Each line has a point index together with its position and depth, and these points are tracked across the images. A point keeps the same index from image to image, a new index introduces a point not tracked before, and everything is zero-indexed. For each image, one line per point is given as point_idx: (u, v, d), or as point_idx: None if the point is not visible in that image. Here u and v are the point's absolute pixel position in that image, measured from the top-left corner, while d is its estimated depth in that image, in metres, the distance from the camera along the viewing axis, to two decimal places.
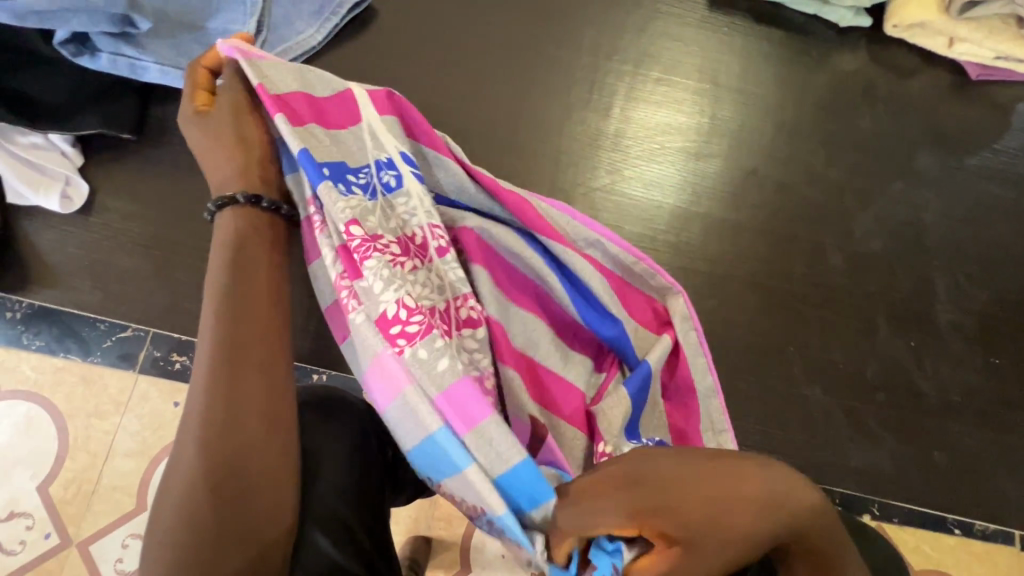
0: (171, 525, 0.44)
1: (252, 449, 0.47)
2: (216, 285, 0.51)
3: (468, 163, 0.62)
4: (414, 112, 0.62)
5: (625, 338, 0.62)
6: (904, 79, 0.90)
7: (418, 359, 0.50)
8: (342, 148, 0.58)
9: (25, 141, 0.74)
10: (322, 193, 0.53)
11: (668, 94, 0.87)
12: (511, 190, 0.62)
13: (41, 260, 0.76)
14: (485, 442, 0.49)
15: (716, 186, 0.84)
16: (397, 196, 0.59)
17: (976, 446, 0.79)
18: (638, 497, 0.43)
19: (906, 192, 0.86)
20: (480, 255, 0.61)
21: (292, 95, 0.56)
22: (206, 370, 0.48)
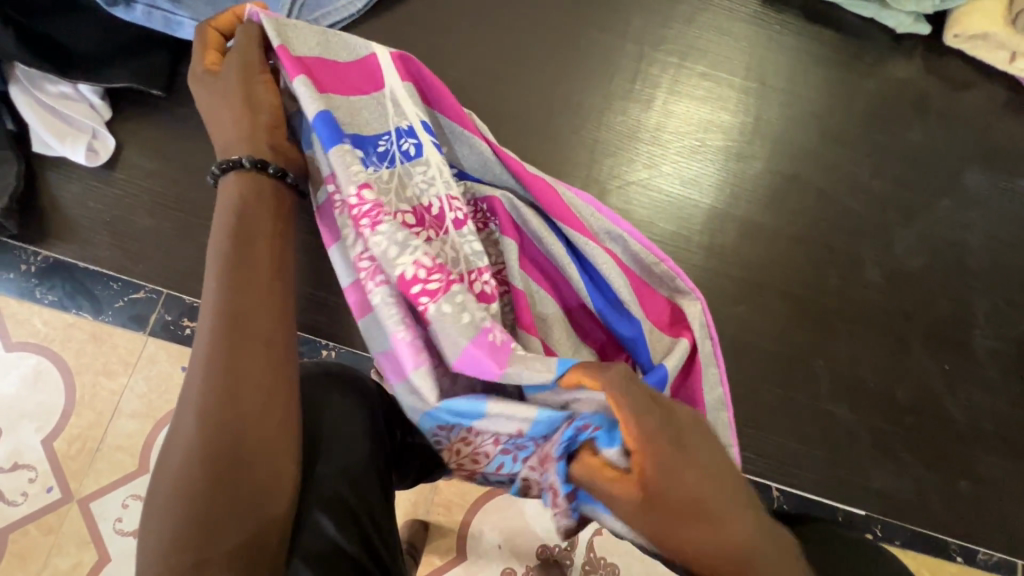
0: (170, 492, 0.43)
1: (250, 422, 0.46)
2: (220, 250, 0.50)
3: (495, 142, 0.61)
4: (433, 79, 0.60)
5: (643, 338, 0.59)
6: (960, 92, 0.86)
7: (443, 314, 0.51)
8: (362, 115, 0.57)
9: (54, 91, 0.72)
10: (337, 157, 0.52)
11: (711, 89, 0.84)
12: (536, 174, 0.61)
13: (61, 213, 0.75)
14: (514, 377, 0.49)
15: (755, 188, 0.81)
16: (416, 164, 0.58)
17: (1004, 477, 0.77)
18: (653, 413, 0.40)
19: (951, 210, 0.83)
20: (512, 230, 0.60)
21: (308, 58, 0.56)
22: (206, 342, 0.47)
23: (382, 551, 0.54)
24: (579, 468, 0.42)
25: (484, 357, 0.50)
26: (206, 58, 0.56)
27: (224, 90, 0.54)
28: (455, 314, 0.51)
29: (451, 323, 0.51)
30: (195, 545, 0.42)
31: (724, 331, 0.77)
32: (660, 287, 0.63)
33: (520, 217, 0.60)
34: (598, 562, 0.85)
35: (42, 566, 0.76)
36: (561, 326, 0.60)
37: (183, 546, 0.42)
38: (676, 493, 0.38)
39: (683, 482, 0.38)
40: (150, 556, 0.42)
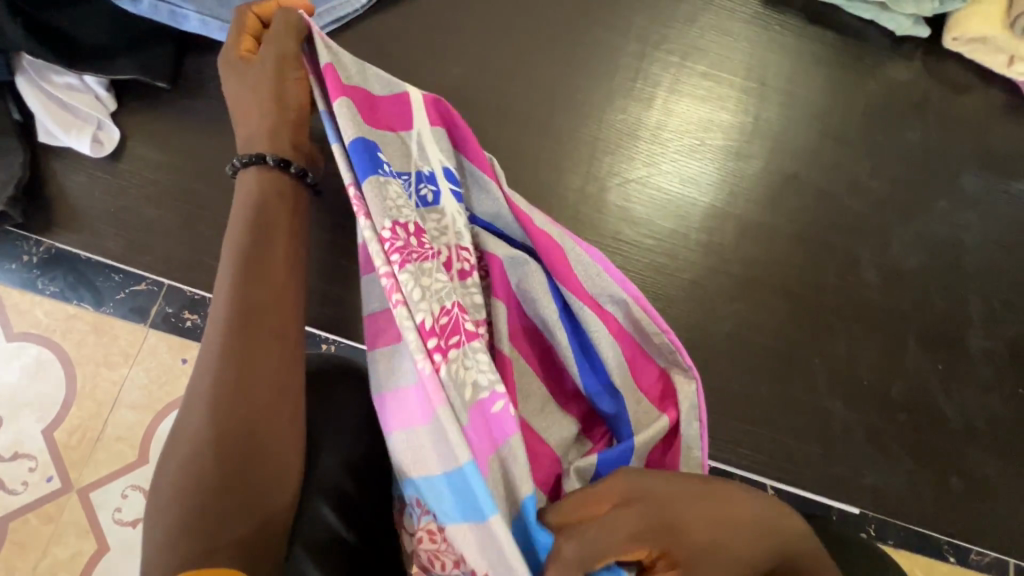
0: (179, 478, 0.44)
1: (259, 414, 0.47)
2: (236, 244, 0.51)
3: (508, 190, 0.58)
4: (463, 125, 0.61)
5: (624, 414, 0.56)
6: (959, 94, 0.87)
7: (454, 378, 0.47)
8: (389, 148, 0.57)
9: (60, 82, 0.72)
10: (367, 189, 0.49)
11: (712, 88, 0.84)
12: (544, 228, 0.56)
13: (68, 204, 0.74)
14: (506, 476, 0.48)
15: (754, 187, 0.82)
16: (431, 211, 0.58)
17: (996, 475, 0.78)
18: (641, 515, 0.44)
19: (948, 211, 0.84)
20: (504, 293, 0.57)
21: (354, 82, 0.56)
22: (218, 337, 0.48)
23: (380, 538, 0.55)
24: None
25: (479, 445, 0.47)
26: (240, 52, 0.57)
27: (256, 83, 0.55)
28: (462, 379, 0.47)
29: (455, 391, 0.47)
30: (201, 533, 0.43)
31: (722, 329, 0.78)
32: (655, 356, 0.58)
33: (518, 276, 0.57)
34: None
35: (41, 556, 0.77)
36: (540, 393, 0.59)
37: (190, 535, 0.43)
38: (701, 553, 0.44)
39: (697, 538, 0.44)
40: (158, 545, 0.43)
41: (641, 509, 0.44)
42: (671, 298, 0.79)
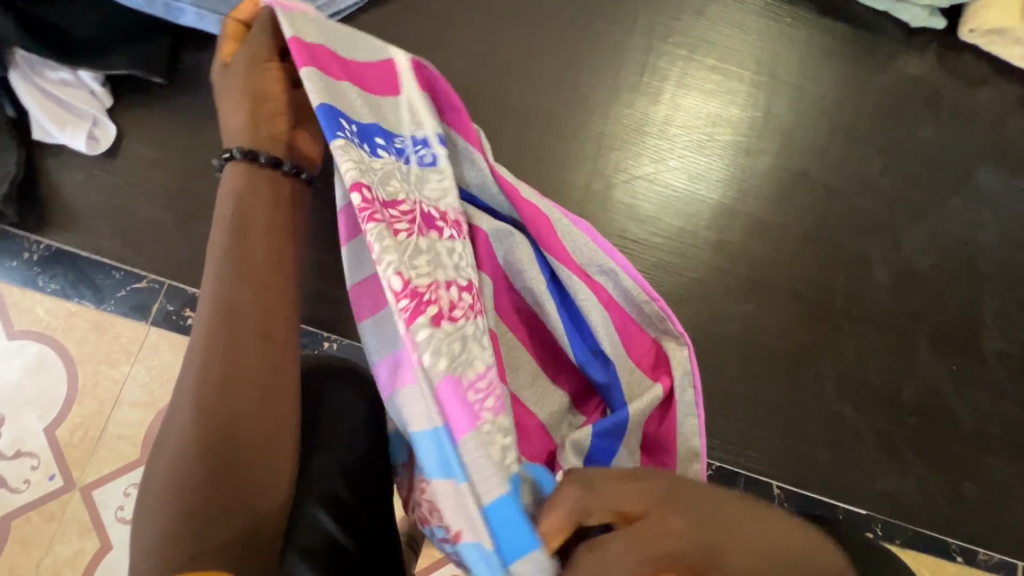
0: (163, 485, 0.43)
1: (246, 416, 0.46)
2: (218, 244, 0.51)
3: (491, 160, 0.57)
4: (446, 86, 0.58)
5: (615, 382, 0.57)
6: (974, 88, 0.85)
7: (419, 342, 0.46)
8: (383, 111, 0.56)
9: (55, 77, 0.70)
10: (336, 150, 0.48)
11: (719, 82, 0.82)
12: (529, 198, 0.56)
13: (62, 201, 0.72)
14: (480, 461, 0.47)
15: (764, 184, 0.80)
16: (431, 171, 0.56)
17: (1009, 481, 0.76)
18: (671, 527, 0.41)
19: (963, 209, 0.82)
20: (488, 265, 0.58)
21: (318, 47, 0.53)
22: (206, 337, 0.47)
23: (378, 546, 0.53)
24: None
25: (452, 412, 0.47)
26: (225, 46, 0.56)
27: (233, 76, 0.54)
28: (435, 349, 0.47)
29: (427, 356, 0.46)
30: (186, 543, 0.42)
31: (729, 329, 0.77)
32: (647, 327, 0.57)
33: (505, 249, 0.57)
34: None
35: (44, 554, 0.76)
36: (529, 367, 0.59)
37: (176, 542, 0.42)
38: None
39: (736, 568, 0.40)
40: (144, 551, 0.42)
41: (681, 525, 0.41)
42: (678, 298, 0.77)
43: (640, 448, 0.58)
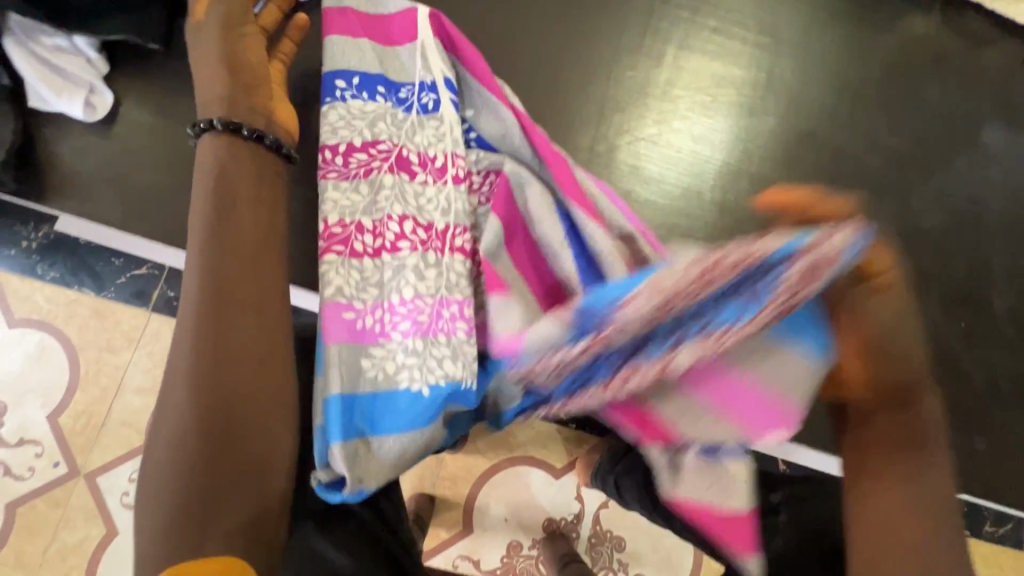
0: (162, 468, 0.43)
1: (244, 387, 0.47)
2: (200, 221, 0.51)
3: (518, 108, 0.65)
4: (462, 44, 0.68)
5: None
6: (979, 47, 0.84)
7: (330, 265, 0.62)
8: (398, 61, 0.68)
9: (49, 43, 0.68)
10: (327, 110, 0.65)
11: (722, 44, 0.81)
12: (557, 150, 0.64)
13: (58, 170, 0.69)
14: (333, 365, 0.58)
15: (768, 145, 0.79)
16: (431, 118, 0.67)
17: (1019, 435, 0.76)
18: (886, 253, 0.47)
19: (970, 167, 0.81)
20: (501, 202, 0.65)
21: (347, 13, 0.69)
22: (198, 294, 0.48)
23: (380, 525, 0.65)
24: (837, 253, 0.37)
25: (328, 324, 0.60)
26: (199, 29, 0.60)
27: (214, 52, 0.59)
28: (340, 274, 0.62)
29: (330, 274, 0.61)
30: (191, 525, 0.41)
31: None
32: None
33: (522, 197, 0.65)
34: (604, 535, 1.36)
35: None
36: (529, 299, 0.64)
37: (177, 526, 0.41)
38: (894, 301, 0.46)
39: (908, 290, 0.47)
40: (146, 537, 0.41)
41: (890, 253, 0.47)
42: None
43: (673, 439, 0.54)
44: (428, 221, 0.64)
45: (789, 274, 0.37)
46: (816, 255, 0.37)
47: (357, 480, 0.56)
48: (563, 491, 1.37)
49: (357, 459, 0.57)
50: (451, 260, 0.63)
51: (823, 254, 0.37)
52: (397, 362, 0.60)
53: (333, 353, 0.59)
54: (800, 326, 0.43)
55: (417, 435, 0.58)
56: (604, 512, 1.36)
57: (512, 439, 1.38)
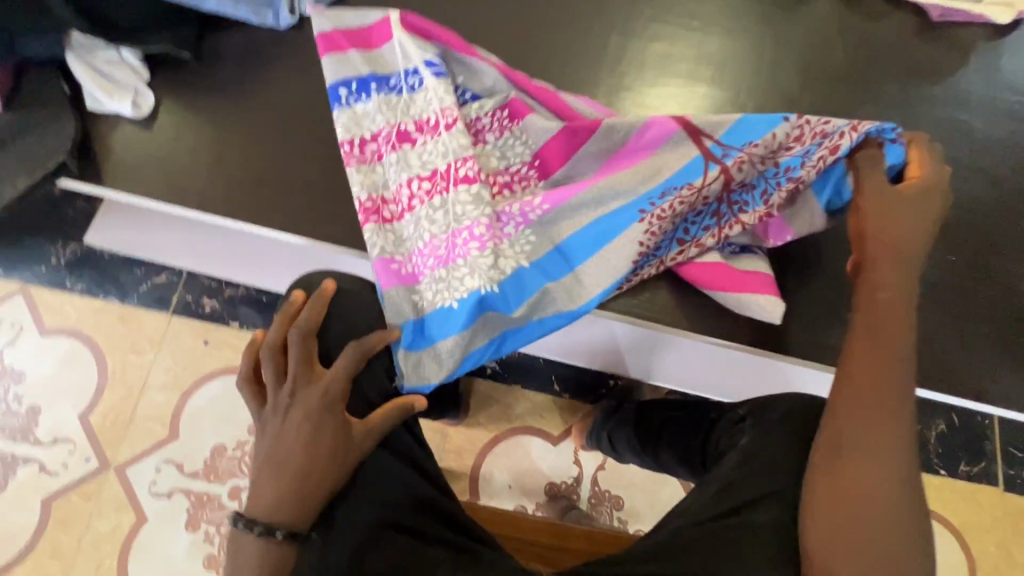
0: (267, 518, 0.63)
1: (317, 470, 0.64)
2: (299, 378, 0.67)
3: (495, 62, 0.83)
4: (428, 27, 0.83)
5: (626, 209, 0.77)
6: (874, 19, 1.00)
7: (368, 232, 0.80)
8: (385, 59, 0.86)
9: (104, 57, 0.84)
10: (337, 116, 0.84)
11: (659, 28, 0.97)
12: (541, 85, 0.83)
13: (114, 159, 0.85)
14: (390, 301, 0.78)
15: (706, 106, 0.95)
16: (418, 93, 0.83)
17: (935, 328, 0.89)
18: (927, 198, 0.69)
19: (874, 115, 0.96)
20: (521, 113, 0.83)
21: (332, 33, 0.86)
22: (302, 400, 0.66)
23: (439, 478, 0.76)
24: (878, 150, 0.72)
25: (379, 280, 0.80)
26: (246, 387, 0.69)
27: (285, 446, 0.64)
28: (378, 234, 0.80)
29: (369, 237, 0.80)
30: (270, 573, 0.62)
31: None
32: (663, 146, 0.78)
33: (526, 122, 0.82)
34: (603, 495, 1.43)
35: None
36: (561, 175, 0.83)
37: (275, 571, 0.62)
38: (895, 198, 0.69)
39: (913, 206, 0.69)
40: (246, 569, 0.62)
41: (928, 187, 0.70)
42: None
43: (728, 268, 0.82)
44: (438, 168, 0.80)
45: (823, 152, 0.73)
46: (853, 132, 0.72)
47: (421, 379, 0.79)
48: (562, 457, 1.44)
49: (415, 367, 0.78)
50: (459, 191, 0.78)
51: (844, 137, 0.73)
52: (433, 291, 0.78)
53: (384, 295, 0.78)
54: (820, 187, 0.77)
55: (458, 337, 0.77)
56: (603, 474, 1.43)
57: (512, 411, 1.46)
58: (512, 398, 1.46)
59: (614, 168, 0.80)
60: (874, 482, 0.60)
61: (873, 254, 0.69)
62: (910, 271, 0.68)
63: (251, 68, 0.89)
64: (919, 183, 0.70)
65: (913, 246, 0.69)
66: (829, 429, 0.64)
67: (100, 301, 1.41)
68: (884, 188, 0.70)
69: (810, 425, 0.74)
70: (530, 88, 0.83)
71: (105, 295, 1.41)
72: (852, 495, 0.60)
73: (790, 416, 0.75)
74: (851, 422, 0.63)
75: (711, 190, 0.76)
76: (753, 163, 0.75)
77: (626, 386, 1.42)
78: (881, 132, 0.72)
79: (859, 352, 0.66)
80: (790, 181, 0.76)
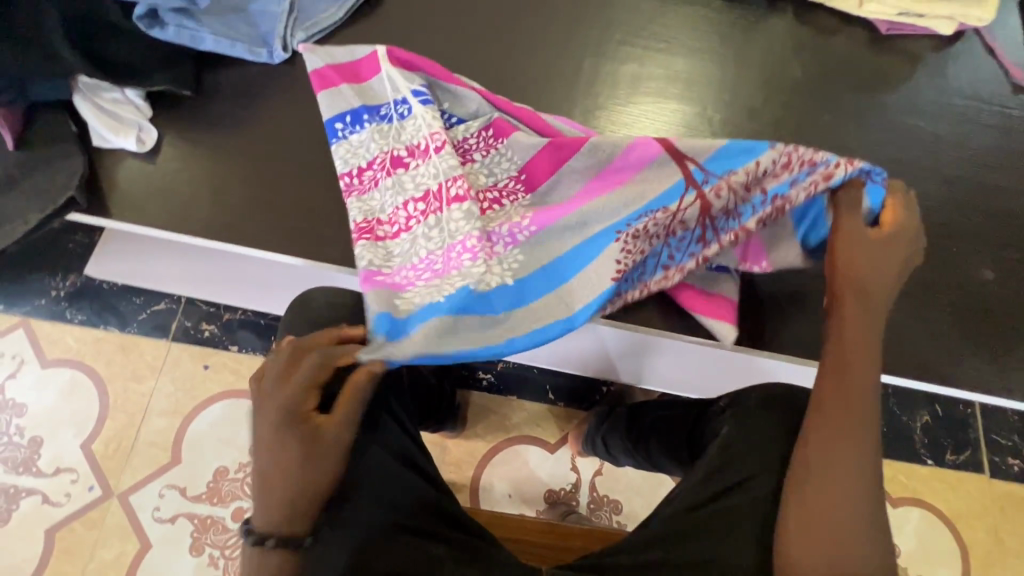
0: (266, 523, 0.67)
1: (297, 480, 0.66)
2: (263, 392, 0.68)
3: (480, 89, 0.90)
4: (415, 61, 0.90)
5: (608, 232, 0.82)
6: (828, 35, 1.08)
7: (360, 250, 0.84)
8: (374, 90, 0.92)
9: (108, 97, 0.89)
10: (334, 148, 0.90)
11: (631, 50, 1.05)
12: (523, 107, 0.90)
13: (119, 191, 0.90)
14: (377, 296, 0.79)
15: (680, 119, 1.01)
16: (408, 121, 0.88)
17: (901, 318, 0.95)
18: (898, 246, 0.74)
19: (833, 123, 1.04)
20: (507, 133, 0.88)
21: (324, 70, 0.92)
22: (268, 414, 0.67)
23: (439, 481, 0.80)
24: (859, 191, 0.75)
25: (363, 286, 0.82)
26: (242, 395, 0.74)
27: (264, 458, 0.67)
28: (370, 251, 0.84)
29: (360, 254, 0.84)
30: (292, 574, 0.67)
31: None
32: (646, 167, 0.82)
33: (511, 141, 0.88)
34: (602, 500, 1.46)
35: None
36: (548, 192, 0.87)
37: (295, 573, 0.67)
38: (870, 244, 0.73)
39: (886, 254, 0.73)
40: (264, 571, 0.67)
41: (900, 236, 0.74)
42: None
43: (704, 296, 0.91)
44: (431, 188, 0.85)
45: (812, 179, 0.76)
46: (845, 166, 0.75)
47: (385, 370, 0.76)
48: (560, 464, 1.47)
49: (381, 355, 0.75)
50: (451, 209, 0.83)
51: (840, 168, 0.75)
52: (419, 295, 0.80)
53: (371, 294, 0.80)
54: (800, 222, 0.83)
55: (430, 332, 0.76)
56: (601, 479, 1.46)
57: (508, 421, 1.49)
58: (507, 408, 1.49)
59: (597, 188, 0.84)
60: (846, 514, 0.65)
61: (850, 294, 0.73)
62: (880, 312, 0.73)
63: (247, 101, 0.95)
64: (892, 230, 0.74)
65: (884, 289, 0.73)
66: (802, 456, 0.70)
67: (100, 330, 1.43)
68: (859, 231, 0.74)
69: (783, 413, 0.79)
70: (511, 110, 0.90)
71: (104, 324, 1.44)
72: (831, 517, 0.65)
73: (766, 406, 0.80)
74: (820, 449, 0.68)
75: (687, 214, 0.80)
76: (732, 189, 0.78)
77: (618, 392, 1.46)
78: (869, 172, 0.75)
79: (841, 381, 0.70)
80: (776, 206, 0.78)
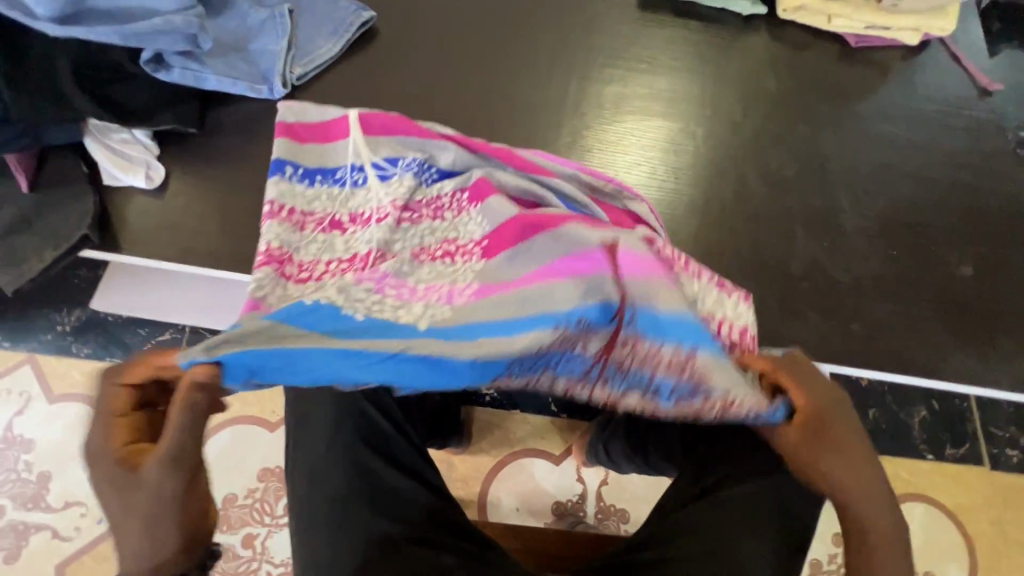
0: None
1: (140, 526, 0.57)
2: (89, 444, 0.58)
3: (463, 141, 0.88)
4: (398, 125, 0.90)
5: (541, 315, 0.62)
6: (800, 50, 1.13)
7: (261, 275, 0.77)
8: (330, 157, 0.91)
9: (117, 137, 0.93)
10: (270, 183, 0.87)
11: (606, 74, 1.09)
12: (501, 148, 0.90)
13: (129, 227, 0.93)
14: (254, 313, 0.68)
15: (650, 141, 1.06)
16: (359, 190, 0.88)
17: (886, 316, 0.98)
18: (827, 417, 0.66)
19: (810, 132, 1.08)
20: (476, 197, 0.83)
21: (294, 124, 0.92)
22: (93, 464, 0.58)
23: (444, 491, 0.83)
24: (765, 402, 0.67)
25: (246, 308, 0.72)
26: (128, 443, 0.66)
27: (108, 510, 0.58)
28: (266, 280, 0.76)
29: (259, 280, 0.76)
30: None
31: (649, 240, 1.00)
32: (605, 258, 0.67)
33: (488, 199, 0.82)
34: (609, 509, 1.47)
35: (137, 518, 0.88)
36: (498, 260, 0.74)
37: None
38: (815, 449, 0.65)
39: (834, 443, 0.65)
40: None
41: (816, 403, 0.66)
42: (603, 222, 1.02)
43: None
44: (362, 252, 0.80)
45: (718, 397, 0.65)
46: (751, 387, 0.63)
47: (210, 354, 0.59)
48: (566, 475, 1.48)
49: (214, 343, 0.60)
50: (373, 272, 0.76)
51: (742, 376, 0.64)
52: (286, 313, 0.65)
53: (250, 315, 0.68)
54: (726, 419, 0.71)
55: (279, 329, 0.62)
56: (607, 488, 1.48)
57: (512, 435, 1.51)
58: (510, 422, 1.51)
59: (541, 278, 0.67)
60: None
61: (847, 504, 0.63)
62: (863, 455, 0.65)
63: (250, 135, 0.99)
64: (808, 419, 0.66)
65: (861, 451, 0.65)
66: None
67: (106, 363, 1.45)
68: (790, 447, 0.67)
69: None
70: (489, 152, 0.89)
71: (110, 357, 1.46)
72: None
73: None
74: None
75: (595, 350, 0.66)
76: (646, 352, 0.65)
77: None
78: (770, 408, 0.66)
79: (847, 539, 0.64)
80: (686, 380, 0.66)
